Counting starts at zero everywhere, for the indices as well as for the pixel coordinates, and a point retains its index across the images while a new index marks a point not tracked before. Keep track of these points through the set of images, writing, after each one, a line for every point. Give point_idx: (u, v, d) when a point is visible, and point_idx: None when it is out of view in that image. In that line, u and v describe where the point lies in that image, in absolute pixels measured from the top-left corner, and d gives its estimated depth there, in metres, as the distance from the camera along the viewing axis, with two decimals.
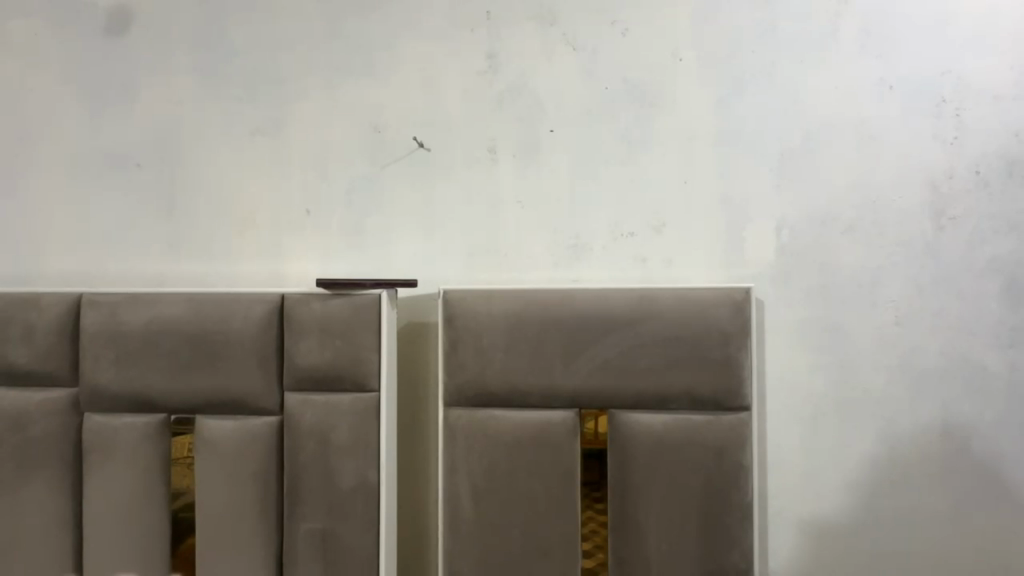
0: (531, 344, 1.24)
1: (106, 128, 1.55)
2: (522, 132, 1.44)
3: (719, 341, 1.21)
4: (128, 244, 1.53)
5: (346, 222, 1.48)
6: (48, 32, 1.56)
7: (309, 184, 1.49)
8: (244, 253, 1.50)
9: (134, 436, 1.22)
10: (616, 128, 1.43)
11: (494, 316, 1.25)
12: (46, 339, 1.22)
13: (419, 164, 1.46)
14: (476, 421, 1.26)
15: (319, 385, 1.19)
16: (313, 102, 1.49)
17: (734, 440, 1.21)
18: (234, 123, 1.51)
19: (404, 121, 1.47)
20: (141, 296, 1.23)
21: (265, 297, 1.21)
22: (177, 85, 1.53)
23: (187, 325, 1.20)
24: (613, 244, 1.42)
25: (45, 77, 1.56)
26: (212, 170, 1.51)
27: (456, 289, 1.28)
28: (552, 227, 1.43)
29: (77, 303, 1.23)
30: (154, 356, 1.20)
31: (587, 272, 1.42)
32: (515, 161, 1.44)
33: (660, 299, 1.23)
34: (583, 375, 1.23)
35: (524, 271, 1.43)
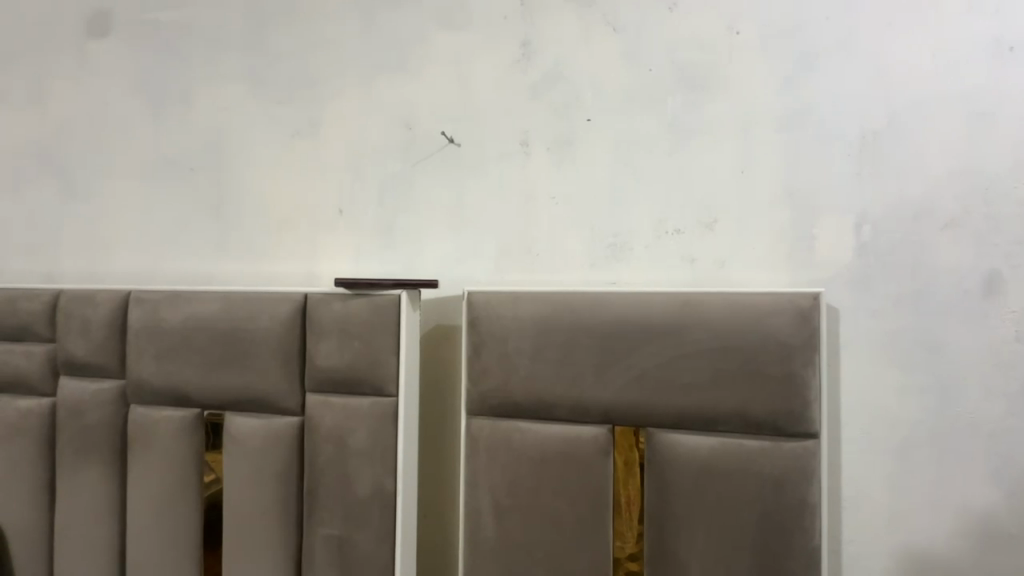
0: (559, 352, 1.13)
1: (164, 135, 1.64)
2: (557, 124, 1.34)
3: (779, 355, 1.03)
4: (181, 244, 1.61)
5: (377, 221, 1.45)
6: (120, 48, 1.69)
7: (343, 184, 1.48)
8: (282, 252, 1.52)
9: (172, 429, 1.26)
10: (661, 115, 1.28)
11: (519, 321, 1.16)
12: (99, 333, 1.30)
13: (449, 161, 1.41)
14: (499, 432, 1.17)
15: (339, 387, 1.16)
16: (348, 102, 1.49)
17: (798, 473, 1.03)
18: (275, 126, 1.54)
19: (436, 117, 1.42)
20: (180, 294, 1.27)
21: (289, 296, 1.20)
22: (227, 91, 1.58)
23: (218, 323, 1.22)
24: (656, 243, 1.27)
25: (117, 89, 1.69)
26: (255, 172, 1.55)
27: (480, 291, 1.20)
28: (588, 225, 1.31)
29: (127, 299, 1.30)
30: (188, 352, 1.23)
31: (627, 274, 1.29)
32: (548, 155, 1.34)
33: (708, 304, 1.08)
34: (616, 387, 1.10)
35: (557, 274, 1.33)
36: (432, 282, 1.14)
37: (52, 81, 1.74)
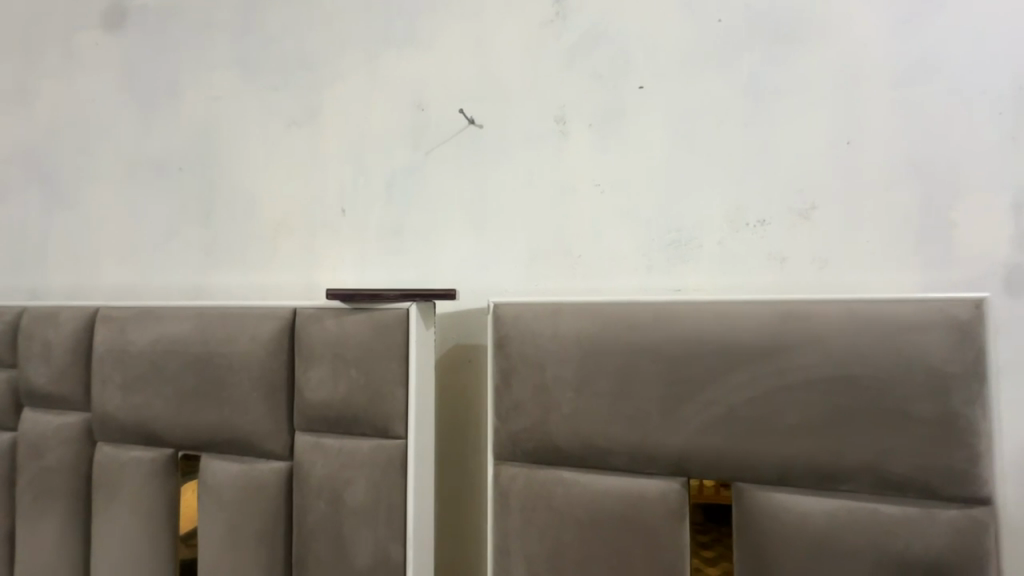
0: (613, 382, 0.86)
1: (152, 132, 1.46)
2: (601, 95, 1.09)
3: (927, 387, 0.74)
4: (167, 253, 1.42)
5: (385, 221, 1.22)
6: (109, 39, 1.53)
7: (345, 178, 1.26)
8: (277, 261, 1.31)
9: (141, 472, 1.05)
10: (734, 77, 1.01)
11: (559, 341, 0.90)
12: (62, 358, 1.10)
13: (469, 146, 1.17)
14: (536, 485, 0.90)
15: (334, 426, 0.92)
16: (351, 83, 1.27)
17: (966, 556, 0.72)
18: (270, 115, 1.33)
19: (453, 95, 1.19)
20: (151, 311, 1.06)
21: (275, 312, 0.97)
22: (218, 79, 1.39)
23: (191, 346, 1.00)
24: (733, 238, 1.00)
25: (105, 84, 1.52)
26: (246, 168, 1.35)
27: (509, 303, 0.94)
28: (643, 218, 1.05)
29: (93, 317, 1.10)
30: (157, 381, 1.02)
31: (695, 279, 1.01)
32: (590, 133, 1.09)
33: (819, 318, 0.79)
34: (694, 430, 0.82)
35: (605, 280, 1.06)
36: (451, 292, 0.90)
37: (39, 80, 1.60)
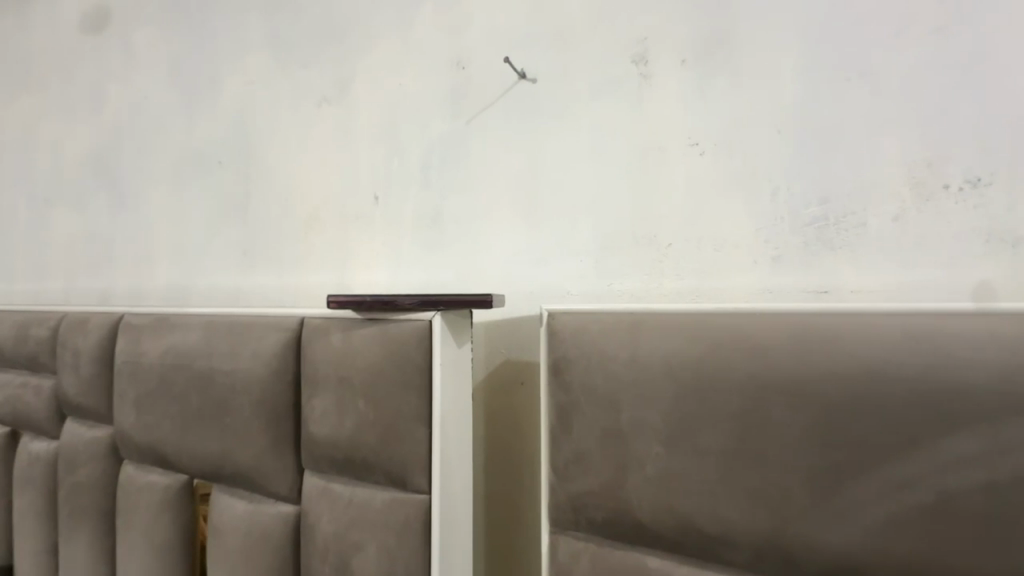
0: (727, 438, 0.56)
1: (196, 126, 1.38)
2: (698, 16, 0.77)
3: None
4: (210, 254, 1.34)
5: (421, 209, 1.01)
6: (159, 34, 1.48)
7: (378, 160, 1.07)
8: (310, 259, 1.15)
9: (156, 499, 0.94)
10: None
11: (640, 370, 0.61)
12: (89, 367, 1.03)
13: (520, 108, 0.91)
14: (608, 571, 0.63)
15: (343, 470, 0.73)
16: (383, 47, 1.07)
17: None
18: (301, 96, 1.18)
19: (499, 45, 0.93)
20: (165, 318, 0.94)
21: (280, 323, 0.80)
22: (252, 61, 1.27)
23: (195, 360, 0.86)
24: (922, 210, 0.64)
25: (156, 82, 1.48)
26: (279, 157, 1.21)
27: (569, 312, 0.68)
28: (765, 187, 0.72)
29: (117, 324, 1.02)
30: (166, 400, 0.89)
31: (853, 274, 0.67)
32: (683, 72, 0.78)
33: None
34: (872, 527, 0.50)
35: (706, 277, 0.75)
36: (487, 297, 0.67)
37: (106, 84, 1.61)
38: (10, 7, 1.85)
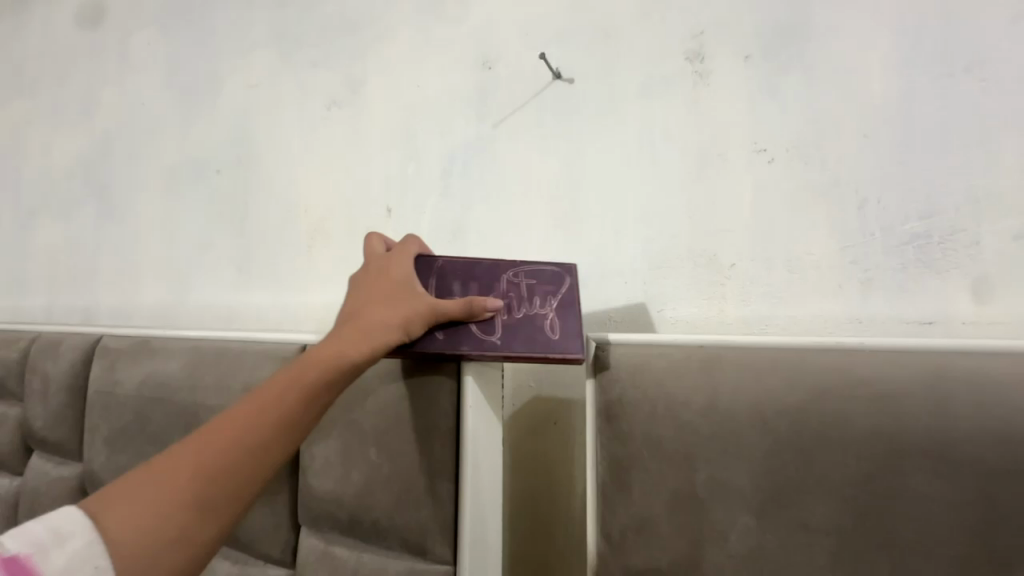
0: (843, 511, 0.44)
1: (193, 132, 1.29)
2: (763, 7, 0.68)
3: None
4: (203, 269, 1.22)
5: (439, 222, 0.90)
6: (158, 37, 1.41)
7: (391, 168, 0.97)
8: (313, 277, 1.04)
9: None
10: None
11: (723, 419, 0.49)
12: (58, 396, 0.90)
13: (554, 111, 0.81)
14: None
15: (349, 530, 0.61)
16: (399, 45, 0.98)
17: None
18: (309, 98, 1.09)
19: (530, 42, 0.84)
20: (148, 342, 0.83)
21: (281, 351, 0.70)
22: (256, 62, 1.19)
23: (179, 392, 0.75)
24: None
25: (153, 86, 1.40)
26: (282, 165, 1.11)
27: (624, 344, 0.57)
28: (851, 200, 0.62)
29: (94, 347, 0.90)
30: (142, 439, 0.77)
31: (967, 301, 0.56)
32: (747, 69, 0.68)
33: None
34: None
35: (780, 304, 0.64)
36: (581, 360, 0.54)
37: (99, 89, 1.52)
38: (6, 10, 1.77)
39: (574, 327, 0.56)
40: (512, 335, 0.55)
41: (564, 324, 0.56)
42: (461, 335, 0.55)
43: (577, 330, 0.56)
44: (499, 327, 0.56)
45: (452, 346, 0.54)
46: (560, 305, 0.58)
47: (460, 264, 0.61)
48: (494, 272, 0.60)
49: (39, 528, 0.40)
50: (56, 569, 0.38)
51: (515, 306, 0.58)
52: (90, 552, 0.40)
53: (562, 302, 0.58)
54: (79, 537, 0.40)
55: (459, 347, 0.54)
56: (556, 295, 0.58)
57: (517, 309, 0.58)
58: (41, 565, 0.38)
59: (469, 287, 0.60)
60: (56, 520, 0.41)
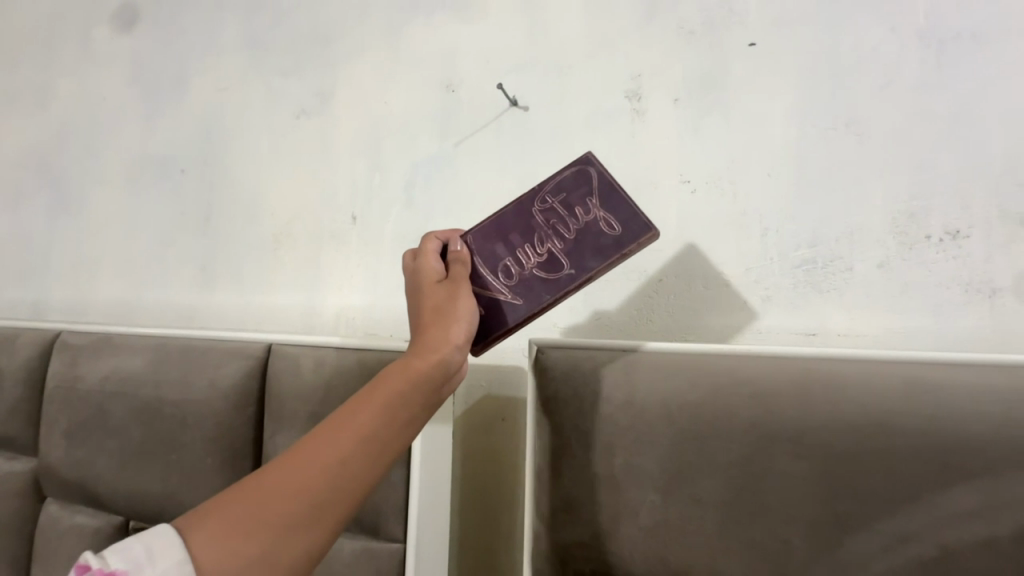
0: (726, 488, 0.54)
1: (157, 130, 1.30)
2: (691, 56, 0.78)
3: None
4: (165, 266, 1.24)
5: (402, 231, 0.97)
6: (123, 32, 1.40)
7: (357, 178, 1.02)
8: (276, 278, 1.08)
9: (81, 545, 0.83)
10: (905, 19, 0.68)
11: (637, 413, 0.58)
12: (13, 391, 0.91)
13: (510, 135, 0.89)
14: None
15: None
16: (368, 62, 1.03)
17: None
18: (279, 106, 1.13)
19: (491, 70, 0.92)
20: (110, 338, 0.85)
21: (246, 349, 0.75)
22: (225, 65, 1.21)
23: (143, 387, 0.78)
24: (906, 257, 0.65)
25: (116, 80, 1.39)
26: (249, 168, 1.15)
27: (560, 347, 0.65)
28: (755, 228, 0.72)
29: (53, 342, 0.91)
30: (103, 431, 0.80)
31: (841, 317, 0.67)
32: (677, 110, 0.78)
33: None
34: None
35: (697, 315, 0.74)
36: (657, 229, 0.56)
37: (56, 80, 1.49)
38: None
39: (627, 212, 0.58)
40: (582, 255, 0.57)
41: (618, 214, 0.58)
42: (536, 287, 0.58)
43: (631, 214, 0.58)
44: (565, 260, 0.58)
45: (537, 301, 0.57)
46: (602, 198, 0.59)
47: (487, 224, 0.60)
48: (523, 211, 0.60)
49: (135, 544, 0.37)
50: None
51: (564, 227, 0.59)
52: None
53: (602, 196, 0.59)
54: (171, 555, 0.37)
55: (543, 297, 0.57)
56: (592, 194, 0.59)
57: (568, 228, 0.59)
58: None
59: (507, 240, 0.60)
60: (150, 538, 0.37)
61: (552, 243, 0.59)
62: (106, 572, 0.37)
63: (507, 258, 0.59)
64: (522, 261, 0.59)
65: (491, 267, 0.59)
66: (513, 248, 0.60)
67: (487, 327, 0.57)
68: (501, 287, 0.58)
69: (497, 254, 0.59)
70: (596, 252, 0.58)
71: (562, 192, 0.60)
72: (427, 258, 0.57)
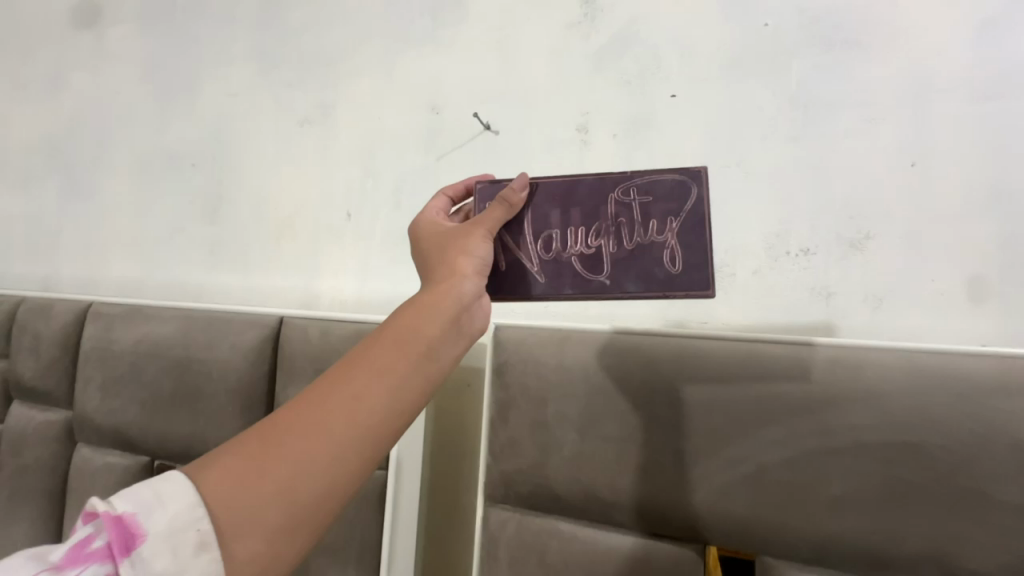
0: (623, 428, 0.75)
1: (169, 128, 1.44)
2: (627, 102, 0.99)
3: (1011, 467, 0.60)
4: (174, 250, 1.39)
5: (391, 229, 1.15)
6: (136, 34, 1.53)
7: (352, 182, 1.20)
8: (280, 264, 1.25)
9: (110, 481, 0.99)
10: (784, 85, 0.89)
11: (563, 374, 0.79)
12: (50, 352, 1.07)
13: (483, 154, 1.09)
14: (528, 535, 0.80)
15: None
16: (365, 84, 1.21)
17: None
18: (285, 114, 1.29)
19: (469, 99, 1.11)
20: (140, 309, 1.02)
21: (260, 320, 0.93)
22: (236, 74, 1.37)
23: (172, 349, 0.95)
24: (773, 267, 0.87)
25: (129, 80, 1.53)
26: (256, 167, 1.31)
27: (512, 325, 0.85)
28: None
29: (85, 312, 1.07)
30: (136, 385, 0.97)
31: (726, 311, 0.89)
32: (614, 144, 0.99)
33: (874, 370, 0.67)
34: (716, 492, 0.70)
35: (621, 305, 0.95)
36: (711, 292, 0.63)
37: (70, 73, 1.61)
38: None
39: (694, 259, 0.64)
40: (625, 275, 0.66)
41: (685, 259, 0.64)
42: (565, 277, 0.67)
43: (697, 261, 0.64)
44: (607, 265, 0.66)
45: (557, 287, 0.67)
46: (681, 228, 0.65)
47: (559, 187, 0.69)
48: (599, 195, 0.68)
49: (145, 488, 0.40)
50: (159, 531, 0.39)
51: (625, 235, 0.66)
52: (194, 515, 0.40)
53: (683, 227, 0.65)
54: (181, 500, 0.40)
55: (565, 288, 0.67)
56: (675, 218, 0.65)
57: (631, 237, 0.66)
58: (147, 528, 0.39)
59: (569, 213, 0.68)
60: (160, 484, 0.41)
61: (606, 242, 0.67)
62: (113, 515, 0.39)
63: (558, 230, 0.68)
64: (570, 244, 0.68)
65: (542, 233, 0.69)
66: (571, 224, 0.68)
67: (506, 283, 0.68)
68: (539, 255, 0.68)
69: (550, 223, 0.68)
70: (640, 279, 0.65)
71: (649, 197, 0.67)
72: (432, 216, 0.67)
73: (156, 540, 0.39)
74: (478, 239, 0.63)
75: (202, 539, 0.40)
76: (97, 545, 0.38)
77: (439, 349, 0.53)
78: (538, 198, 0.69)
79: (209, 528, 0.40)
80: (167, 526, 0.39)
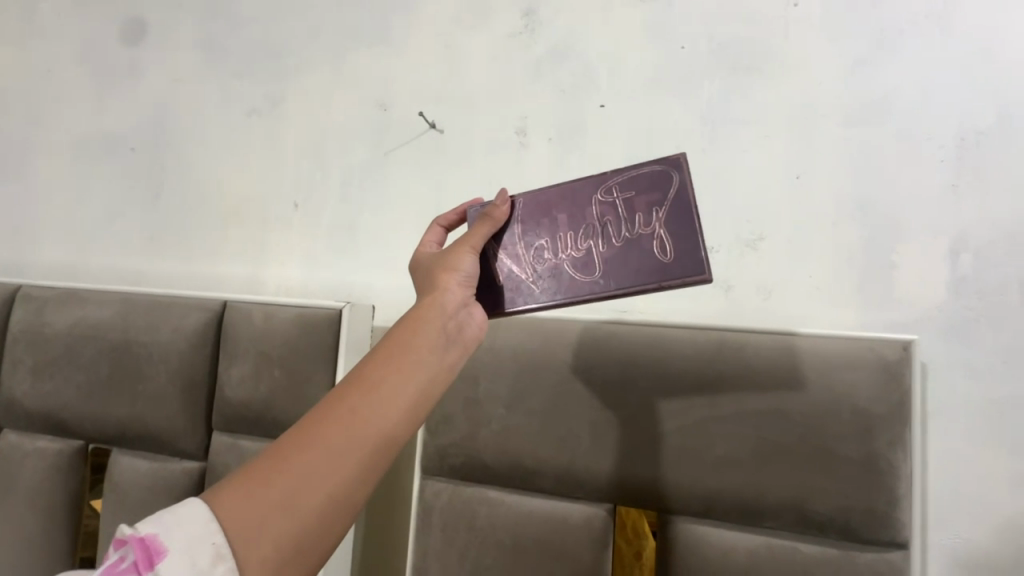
0: (545, 401, 0.84)
1: (107, 110, 1.41)
2: (561, 110, 1.08)
3: (853, 427, 0.73)
4: (112, 234, 1.36)
5: (338, 219, 1.19)
6: (71, 11, 1.48)
7: (300, 173, 1.23)
8: (225, 251, 1.26)
9: (40, 466, 0.98)
10: (696, 102, 1.01)
11: (494, 354, 0.87)
12: None
13: (428, 151, 1.15)
14: (460, 503, 0.87)
15: (251, 426, 0.89)
16: (314, 78, 1.24)
17: None
18: (231, 103, 1.30)
19: (416, 98, 1.17)
20: (75, 293, 1.01)
21: (203, 304, 0.95)
22: (180, 60, 1.35)
23: (111, 332, 0.95)
24: None
25: (62, 58, 1.47)
26: (200, 154, 1.31)
27: None
28: None
29: (14, 296, 1.04)
30: (70, 369, 0.96)
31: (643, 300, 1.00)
32: (549, 147, 1.08)
33: (753, 350, 0.78)
34: (623, 455, 0.80)
35: None
36: (707, 275, 0.62)
37: None
38: None
39: (685, 245, 0.64)
40: (620, 273, 0.66)
41: (676, 247, 0.64)
42: (561, 283, 0.69)
43: (688, 247, 0.64)
44: (599, 264, 0.67)
45: (555, 294, 0.69)
46: (668, 217, 0.65)
47: (542, 198, 0.72)
48: (583, 200, 0.70)
49: (166, 514, 0.48)
50: (177, 544, 0.46)
51: (615, 234, 0.68)
52: (209, 531, 0.47)
53: (669, 215, 0.65)
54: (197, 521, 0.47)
55: (562, 293, 0.68)
56: (659, 209, 0.66)
57: (618, 235, 0.67)
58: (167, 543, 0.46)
59: (557, 221, 0.71)
60: (179, 510, 0.48)
61: (596, 242, 0.68)
62: (139, 537, 0.47)
63: (547, 240, 0.71)
64: (561, 249, 0.69)
65: (533, 244, 0.71)
66: (560, 231, 0.71)
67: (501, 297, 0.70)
68: (533, 266, 0.70)
69: (540, 233, 0.71)
70: (635, 273, 0.65)
71: (633, 192, 0.68)
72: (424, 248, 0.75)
73: (174, 554, 0.45)
74: (462, 259, 0.68)
75: (218, 552, 0.46)
76: (127, 563, 0.46)
77: (427, 371, 0.57)
78: (523, 211, 0.72)
79: (223, 542, 0.46)
80: (183, 538, 0.46)
